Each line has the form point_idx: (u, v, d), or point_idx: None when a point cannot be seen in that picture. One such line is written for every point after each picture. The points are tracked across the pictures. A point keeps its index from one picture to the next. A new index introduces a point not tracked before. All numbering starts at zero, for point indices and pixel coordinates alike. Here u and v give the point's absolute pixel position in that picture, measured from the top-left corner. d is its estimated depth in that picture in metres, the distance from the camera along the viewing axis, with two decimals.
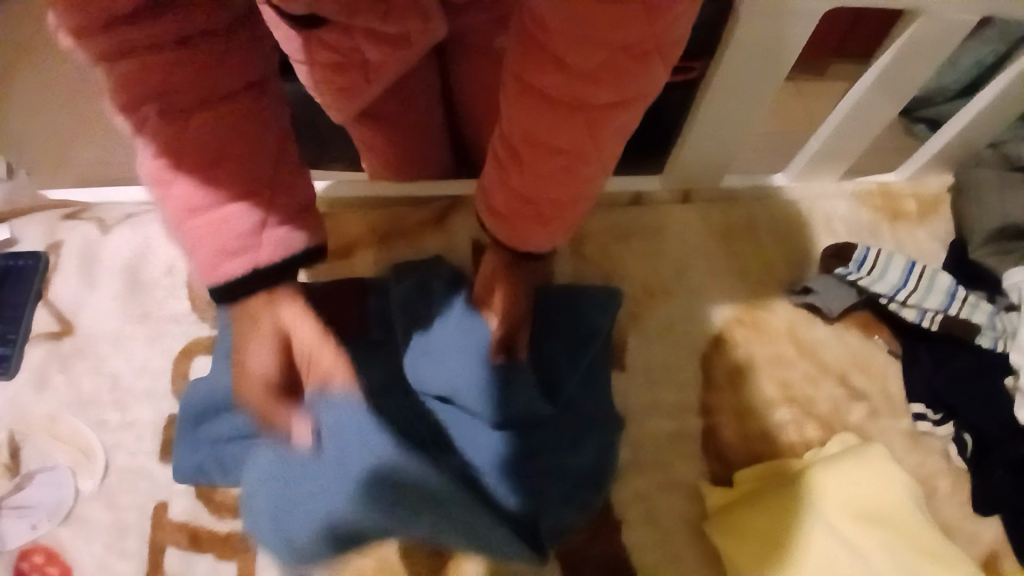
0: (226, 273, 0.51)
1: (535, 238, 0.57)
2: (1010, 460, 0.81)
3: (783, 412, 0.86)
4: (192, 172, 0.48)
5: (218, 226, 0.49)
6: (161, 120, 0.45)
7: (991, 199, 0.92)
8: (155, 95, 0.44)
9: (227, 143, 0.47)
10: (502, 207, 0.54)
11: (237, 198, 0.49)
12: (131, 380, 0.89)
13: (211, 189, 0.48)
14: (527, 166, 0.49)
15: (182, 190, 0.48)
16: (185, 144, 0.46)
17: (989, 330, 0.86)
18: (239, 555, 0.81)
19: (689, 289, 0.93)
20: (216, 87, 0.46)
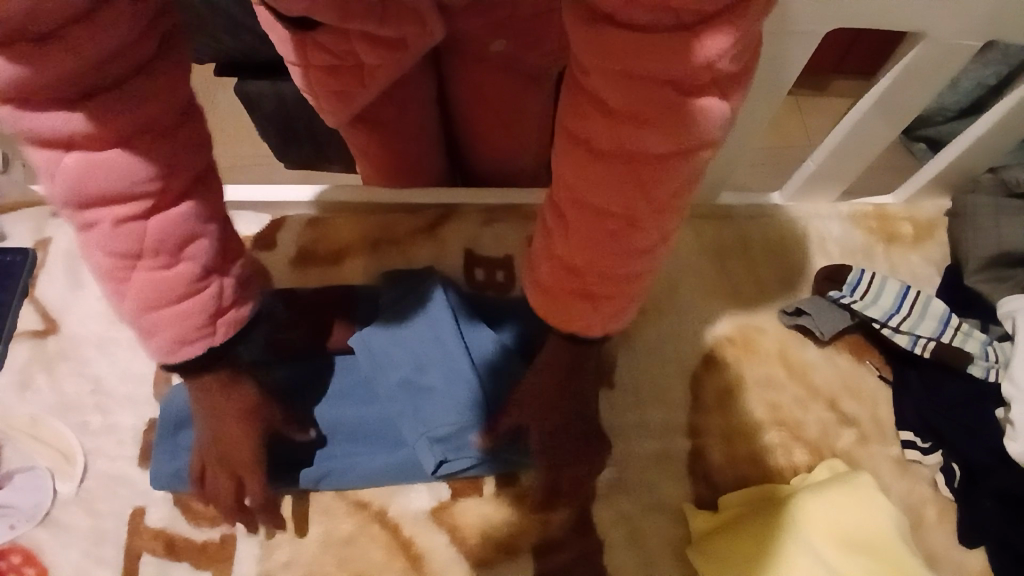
0: (186, 354, 0.52)
1: (588, 312, 0.54)
2: (997, 490, 0.80)
3: (772, 435, 0.85)
4: (145, 271, 0.47)
5: (173, 318, 0.49)
6: (121, 221, 0.44)
7: (987, 226, 0.92)
8: (103, 200, 0.42)
9: (179, 244, 0.47)
10: (548, 279, 0.53)
11: (189, 291, 0.49)
12: (114, 382, 0.88)
13: (161, 278, 0.47)
14: (577, 232, 0.48)
15: (137, 285, 0.47)
16: (137, 249, 0.45)
17: (981, 359, 0.84)
18: (215, 565, 0.79)
19: (681, 307, 0.92)
20: (166, 186, 0.44)
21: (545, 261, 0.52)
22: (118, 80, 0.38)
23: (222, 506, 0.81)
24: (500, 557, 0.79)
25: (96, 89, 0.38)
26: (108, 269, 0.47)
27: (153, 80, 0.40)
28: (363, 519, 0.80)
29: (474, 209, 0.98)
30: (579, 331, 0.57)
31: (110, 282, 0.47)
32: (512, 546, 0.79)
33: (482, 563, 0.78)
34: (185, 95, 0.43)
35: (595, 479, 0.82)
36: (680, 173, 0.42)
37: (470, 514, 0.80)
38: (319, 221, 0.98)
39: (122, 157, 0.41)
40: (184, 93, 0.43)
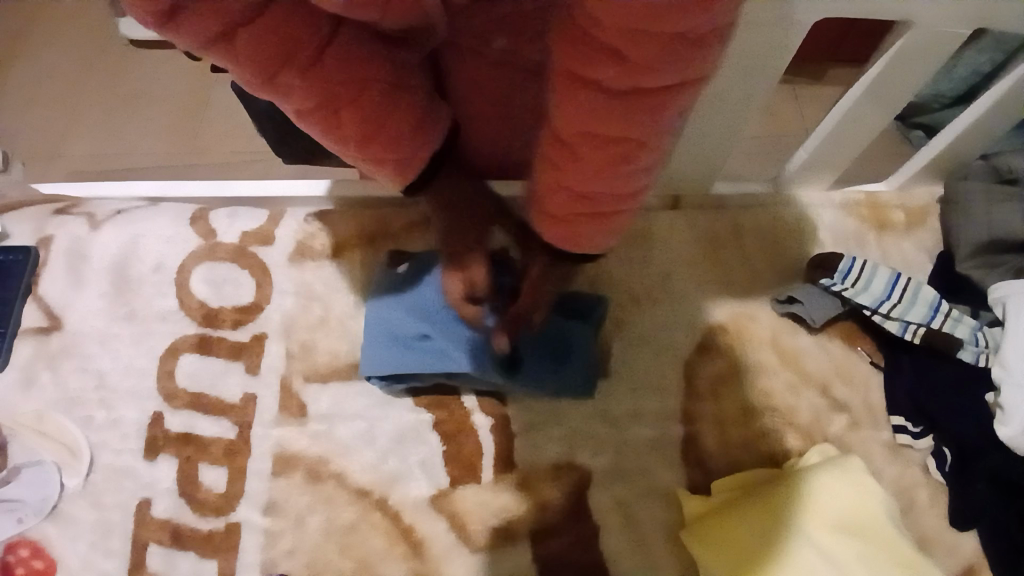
0: (414, 169, 0.60)
1: (598, 224, 0.59)
2: (988, 470, 0.80)
3: (763, 421, 0.86)
4: (377, 98, 0.52)
5: (395, 138, 0.56)
6: (299, 77, 0.47)
7: (978, 212, 0.92)
8: (279, 58, 0.45)
9: (356, 75, 0.49)
10: (562, 202, 0.57)
11: (386, 112, 0.53)
12: (117, 378, 0.90)
13: (353, 117, 0.52)
14: (586, 159, 0.50)
15: (341, 121, 0.53)
16: (360, 83, 0.50)
17: (972, 345, 0.82)
18: (220, 553, 0.81)
19: (674, 296, 0.94)
20: (305, 37, 0.45)
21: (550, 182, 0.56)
22: None
23: (226, 496, 0.83)
24: (498, 542, 0.80)
25: None
26: (352, 108, 0.51)
27: None
28: (364, 508, 0.81)
29: None
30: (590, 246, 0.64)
31: (367, 122, 0.53)
32: (510, 532, 0.80)
33: (481, 549, 0.80)
34: None
35: (590, 465, 0.84)
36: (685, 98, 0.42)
37: (469, 502, 0.82)
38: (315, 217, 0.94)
39: (253, 26, 0.42)
40: None
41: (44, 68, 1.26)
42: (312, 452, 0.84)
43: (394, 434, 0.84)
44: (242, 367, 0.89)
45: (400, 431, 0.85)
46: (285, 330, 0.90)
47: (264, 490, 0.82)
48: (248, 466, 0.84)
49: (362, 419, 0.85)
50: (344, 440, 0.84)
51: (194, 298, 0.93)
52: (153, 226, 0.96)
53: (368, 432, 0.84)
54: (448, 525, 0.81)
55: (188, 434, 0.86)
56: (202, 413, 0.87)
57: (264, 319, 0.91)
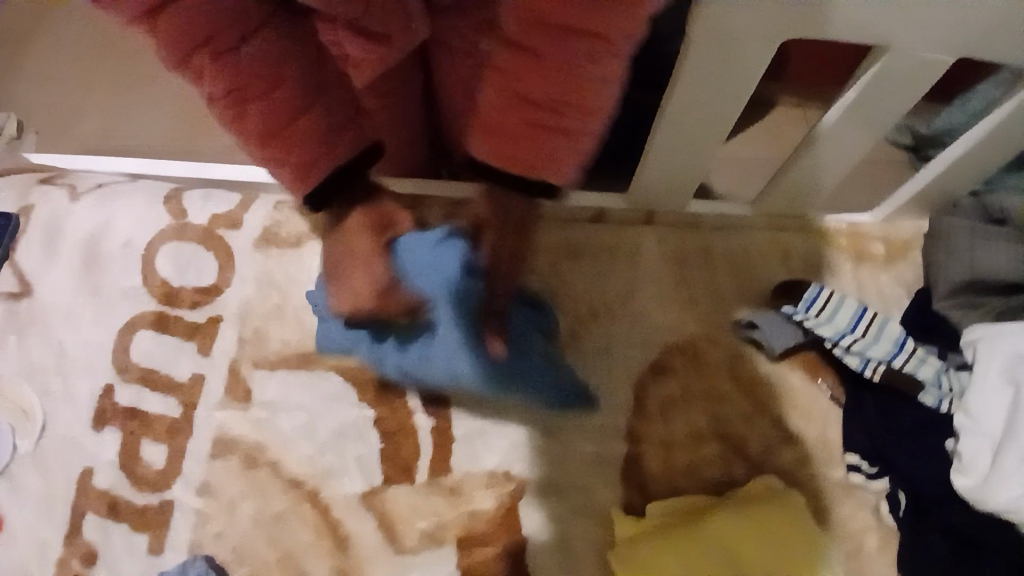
0: (317, 183, 0.63)
1: (539, 156, 0.57)
2: (944, 524, 0.76)
3: (710, 448, 0.83)
4: (286, 101, 0.57)
5: (298, 145, 0.60)
6: (211, 61, 0.53)
7: (961, 249, 0.88)
8: (197, 47, 0.52)
9: (271, 82, 0.56)
10: (503, 121, 0.56)
11: (292, 123, 0.59)
12: (76, 348, 0.91)
13: (260, 118, 0.57)
14: (540, 61, 0.51)
15: (252, 120, 0.58)
16: (274, 88, 0.56)
17: (934, 388, 0.78)
18: (151, 530, 0.81)
19: (634, 311, 0.91)
20: (231, 31, 0.52)
21: (499, 95, 0.55)
22: None
23: (164, 474, 0.83)
24: (424, 546, 0.79)
25: None
26: (258, 98, 0.56)
27: None
28: (296, 500, 0.80)
29: (439, 201, 0.99)
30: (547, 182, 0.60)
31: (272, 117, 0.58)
32: (439, 536, 0.79)
33: (407, 552, 0.78)
34: None
35: (527, 476, 0.82)
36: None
37: (401, 503, 0.80)
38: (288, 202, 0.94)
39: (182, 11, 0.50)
40: None
41: (61, 39, 1.29)
42: (255, 440, 0.84)
43: (334, 427, 0.84)
44: (195, 347, 0.89)
45: (336, 426, 0.84)
46: (241, 315, 0.90)
47: (201, 471, 0.83)
48: (189, 446, 0.84)
49: (304, 409, 0.85)
50: (283, 431, 0.84)
51: (158, 276, 0.93)
52: (128, 202, 0.96)
53: (307, 424, 0.84)
54: (377, 525, 0.79)
55: (136, 409, 0.87)
56: (150, 390, 0.87)
57: (222, 301, 0.91)
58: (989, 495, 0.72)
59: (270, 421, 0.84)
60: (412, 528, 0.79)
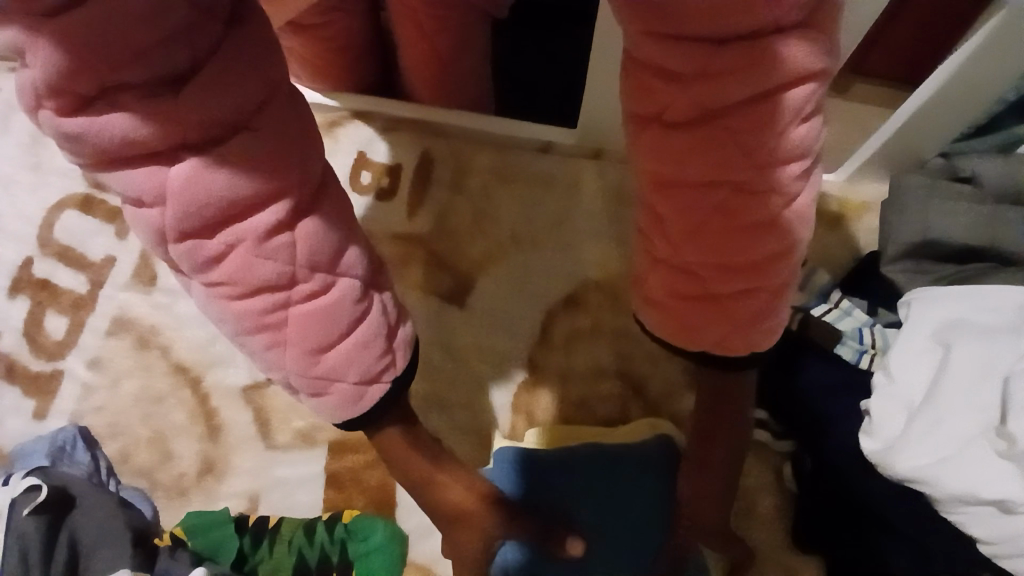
0: (371, 395, 0.43)
1: (724, 325, 0.45)
2: (834, 490, 0.70)
3: (608, 385, 0.80)
4: (307, 307, 0.38)
5: (346, 355, 0.41)
6: (251, 247, 0.35)
7: (914, 210, 0.79)
8: (207, 212, 0.33)
9: (306, 262, 0.37)
10: (666, 289, 0.45)
11: (357, 316, 0.40)
12: (8, 219, 0.92)
13: (338, 348, 0.40)
14: (687, 233, 0.41)
15: (294, 329, 0.39)
16: (291, 272, 0.37)
17: (853, 340, 0.71)
18: (40, 395, 0.82)
19: (561, 243, 0.88)
20: (277, 186, 0.34)
21: (647, 262, 0.46)
22: (208, 56, 0.30)
23: (61, 344, 0.83)
24: (295, 444, 0.76)
25: (178, 76, 0.29)
26: (283, 280, 0.37)
27: (245, 49, 0.31)
28: (178, 383, 0.79)
29: (379, 114, 0.94)
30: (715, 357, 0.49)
31: (316, 307, 0.38)
32: (313, 438, 0.76)
33: (275, 448, 0.76)
34: (278, 56, 0.33)
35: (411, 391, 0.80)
36: (780, 121, 0.35)
37: (280, 400, 0.78)
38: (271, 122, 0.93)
39: (153, 105, 0.29)
40: (278, 63, 0.33)
41: None
42: (152, 324, 0.83)
43: None
44: (114, 230, 0.89)
45: None
46: None
47: (95, 346, 0.83)
48: (88, 320, 0.84)
49: None
50: (179, 316, 0.83)
51: None
52: None
53: (203, 312, 0.82)
54: (252, 417, 0.77)
55: (48, 282, 0.88)
56: (65, 265, 0.88)
57: None
58: (895, 459, 0.63)
59: (168, 306, 0.83)
60: (289, 426, 0.76)
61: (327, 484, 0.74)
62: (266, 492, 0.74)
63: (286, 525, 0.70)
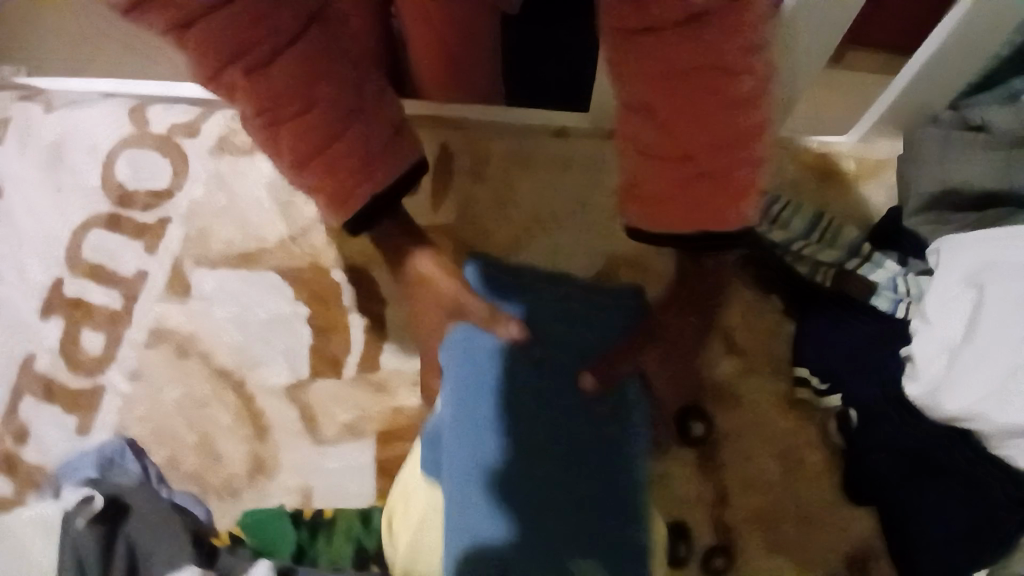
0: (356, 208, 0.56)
1: (724, 210, 0.47)
2: (886, 441, 0.70)
3: None
4: (297, 127, 0.49)
5: (336, 173, 0.53)
6: (250, 77, 0.45)
7: (933, 161, 0.81)
8: (224, 54, 0.43)
9: (298, 92, 0.47)
10: (654, 187, 0.47)
11: (341, 137, 0.51)
12: (33, 243, 0.93)
13: (326, 164, 0.52)
14: (671, 125, 0.43)
15: (286, 142, 0.50)
16: (283, 98, 0.47)
17: (888, 290, 0.73)
18: (82, 410, 0.82)
19: (587, 223, 0.90)
20: (273, 31, 0.43)
21: (632, 162, 0.47)
22: None
23: (99, 359, 0.84)
24: (342, 437, 0.77)
25: None
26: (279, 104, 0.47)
27: None
28: (220, 387, 0.80)
29: None
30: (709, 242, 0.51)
31: (305, 127, 0.49)
32: (360, 428, 0.77)
33: (323, 442, 0.77)
34: None
35: None
36: (748, 2, 0.38)
37: (323, 394, 0.79)
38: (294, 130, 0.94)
39: (223, 18, 0.40)
40: None
41: None
42: (190, 331, 0.83)
43: (265, 320, 0.83)
44: (142, 245, 0.90)
45: (266, 318, 0.83)
46: (189, 216, 0.91)
47: (134, 358, 0.83)
48: (125, 333, 0.85)
49: (237, 304, 0.84)
50: (214, 321, 0.84)
51: (115, 179, 0.95)
52: (96, 113, 0.98)
53: (241, 318, 0.83)
54: (299, 414, 0.78)
55: (80, 300, 0.88)
56: (96, 283, 0.89)
57: (173, 203, 0.92)
58: (942, 399, 0.64)
59: (204, 314, 0.84)
60: (336, 419, 0.78)
61: (378, 472, 0.76)
62: (318, 486, 0.75)
63: (342, 516, 0.71)
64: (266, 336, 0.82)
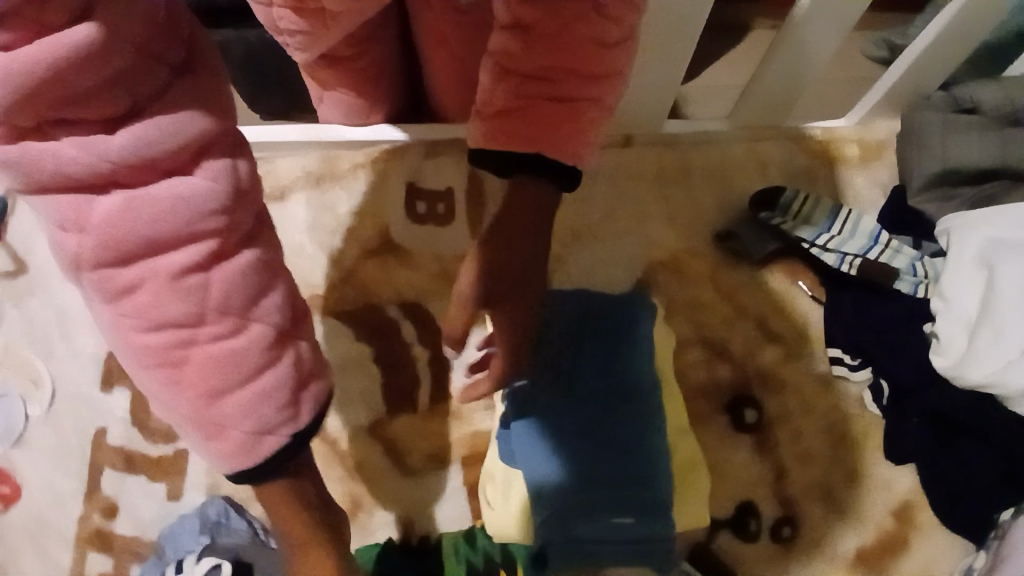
0: (262, 451, 0.41)
1: (565, 136, 0.50)
2: (923, 409, 0.80)
3: (695, 353, 0.85)
4: (206, 349, 0.39)
5: (243, 411, 0.40)
6: (161, 286, 0.37)
7: (933, 142, 0.90)
8: (145, 247, 0.36)
9: (241, 309, 0.39)
10: (511, 95, 0.50)
11: (266, 369, 0.40)
12: (78, 313, 0.93)
13: (248, 405, 0.40)
14: (537, 40, 0.47)
15: (193, 373, 0.39)
16: (193, 315, 0.38)
17: (909, 275, 0.83)
18: (168, 477, 0.85)
19: (617, 232, 0.93)
20: (202, 233, 0.38)
21: (493, 75, 0.51)
22: (155, 94, 0.36)
23: (176, 424, 0.87)
24: (430, 467, 0.83)
25: (122, 96, 0.35)
26: (188, 322, 0.38)
27: (191, 93, 0.37)
28: None
29: (416, 143, 0.95)
30: (562, 174, 0.52)
31: (223, 352, 0.39)
32: (443, 458, 0.83)
33: (412, 474, 0.83)
34: (228, 115, 0.40)
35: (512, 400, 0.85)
36: None
37: (403, 430, 0.84)
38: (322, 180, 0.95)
39: (148, 182, 0.36)
40: (227, 106, 0.40)
41: None
42: None
43: (334, 364, 0.87)
44: None
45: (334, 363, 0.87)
46: None
47: None
48: None
49: None
50: None
51: None
52: None
53: None
54: (385, 451, 0.83)
55: None
56: None
57: None
58: (968, 371, 0.76)
59: None
60: (421, 452, 0.83)
61: (469, 494, 0.82)
62: (416, 514, 0.81)
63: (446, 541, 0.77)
64: (337, 381, 0.87)
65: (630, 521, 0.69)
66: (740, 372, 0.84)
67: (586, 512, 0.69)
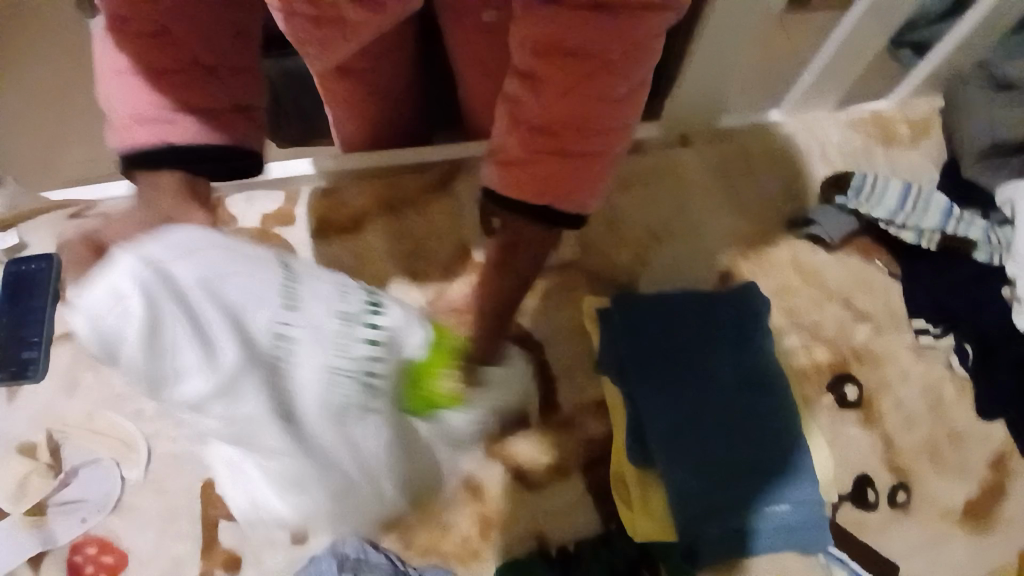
0: (135, 138, 0.49)
1: (577, 190, 0.49)
2: (1011, 363, 0.85)
3: (792, 337, 0.88)
4: (151, 67, 0.49)
5: (154, 120, 0.49)
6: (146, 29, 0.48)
7: (981, 115, 0.95)
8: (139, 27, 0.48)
9: (200, 76, 0.50)
10: (515, 150, 0.48)
11: (190, 111, 0.50)
12: None
13: (174, 96, 0.49)
14: (548, 93, 0.45)
15: (128, 84, 0.49)
16: (158, 63, 0.48)
17: (985, 244, 0.89)
18: None
19: (694, 229, 0.95)
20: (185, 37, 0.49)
21: (505, 126, 0.49)
22: None
23: None
24: (552, 478, 0.84)
25: None
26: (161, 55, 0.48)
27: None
28: None
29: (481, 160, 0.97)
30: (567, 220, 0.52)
31: (182, 76, 0.49)
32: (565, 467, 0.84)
33: (536, 487, 0.84)
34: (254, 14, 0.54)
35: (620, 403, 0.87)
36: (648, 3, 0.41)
37: (520, 445, 0.85)
38: (396, 207, 0.95)
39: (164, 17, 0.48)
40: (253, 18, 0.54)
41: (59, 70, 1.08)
42: None
43: None
44: None
45: None
46: None
47: None
48: None
49: None
50: None
51: None
52: None
53: None
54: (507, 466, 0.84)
55: None
56: None
57: None
58: None
59: None
60: (542, 463, 0.84)
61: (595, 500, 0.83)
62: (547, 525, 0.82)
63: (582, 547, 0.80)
64: None
65: (786, 508, 0.78)
66: (835, 350, 0.88)
67: (744, 503, 0.77)
